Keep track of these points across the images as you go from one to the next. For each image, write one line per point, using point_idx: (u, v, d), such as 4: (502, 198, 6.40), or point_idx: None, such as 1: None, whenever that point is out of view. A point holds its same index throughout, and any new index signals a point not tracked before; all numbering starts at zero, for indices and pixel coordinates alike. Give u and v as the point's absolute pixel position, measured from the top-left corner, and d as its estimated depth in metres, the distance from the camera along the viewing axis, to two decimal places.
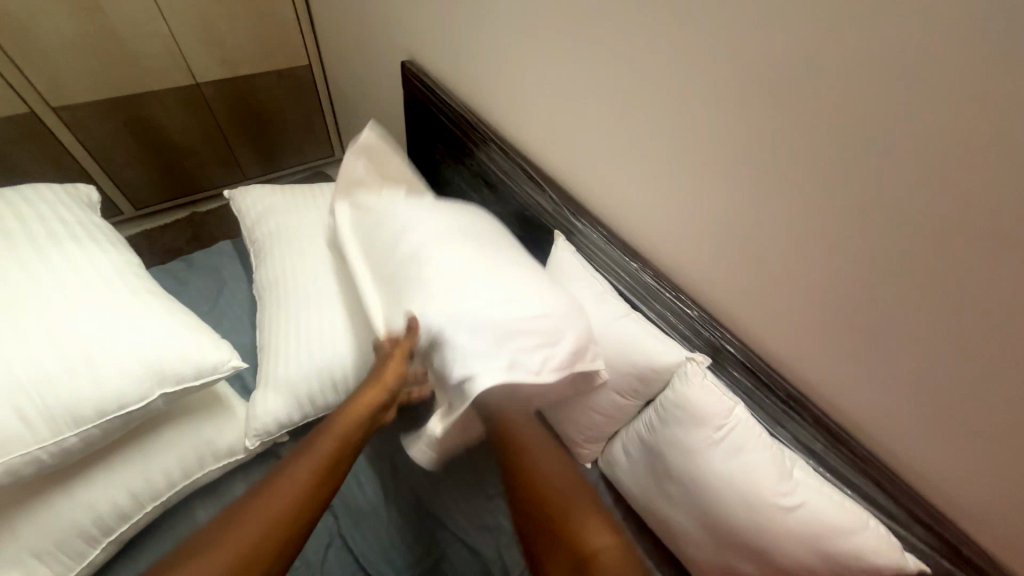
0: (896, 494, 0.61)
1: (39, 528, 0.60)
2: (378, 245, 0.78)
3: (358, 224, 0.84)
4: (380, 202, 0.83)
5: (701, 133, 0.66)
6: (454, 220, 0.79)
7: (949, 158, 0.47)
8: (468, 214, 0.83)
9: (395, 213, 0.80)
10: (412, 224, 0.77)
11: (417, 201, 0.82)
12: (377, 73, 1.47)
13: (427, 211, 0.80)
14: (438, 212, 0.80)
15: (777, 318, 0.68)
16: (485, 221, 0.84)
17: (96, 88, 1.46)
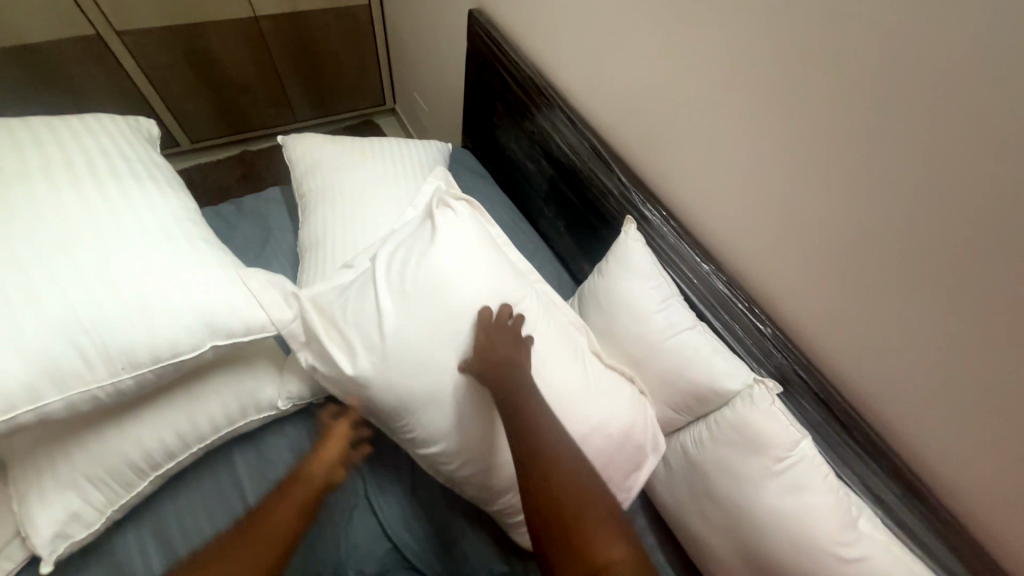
0: (977, 567, 0.54)
1: (94, 458, 0.62)
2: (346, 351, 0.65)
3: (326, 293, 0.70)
4: (357, 279, 0.69)
5: (816, 130, 0.56)
6: (440, 310, 0.64)
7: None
8: (458, 274, 0.66)
9: (370, 307, 0.65)
10: (392, 330, 0.64)
11: (400, 277, 0.66)
12: (439, 21, 1.37)
13: (410, 302, 0.64)
14: (414, 320, 0.64)
15: (863, 351, 0.60)
16: (482, 275, 0.67)
17: (158, 15, 1.42)
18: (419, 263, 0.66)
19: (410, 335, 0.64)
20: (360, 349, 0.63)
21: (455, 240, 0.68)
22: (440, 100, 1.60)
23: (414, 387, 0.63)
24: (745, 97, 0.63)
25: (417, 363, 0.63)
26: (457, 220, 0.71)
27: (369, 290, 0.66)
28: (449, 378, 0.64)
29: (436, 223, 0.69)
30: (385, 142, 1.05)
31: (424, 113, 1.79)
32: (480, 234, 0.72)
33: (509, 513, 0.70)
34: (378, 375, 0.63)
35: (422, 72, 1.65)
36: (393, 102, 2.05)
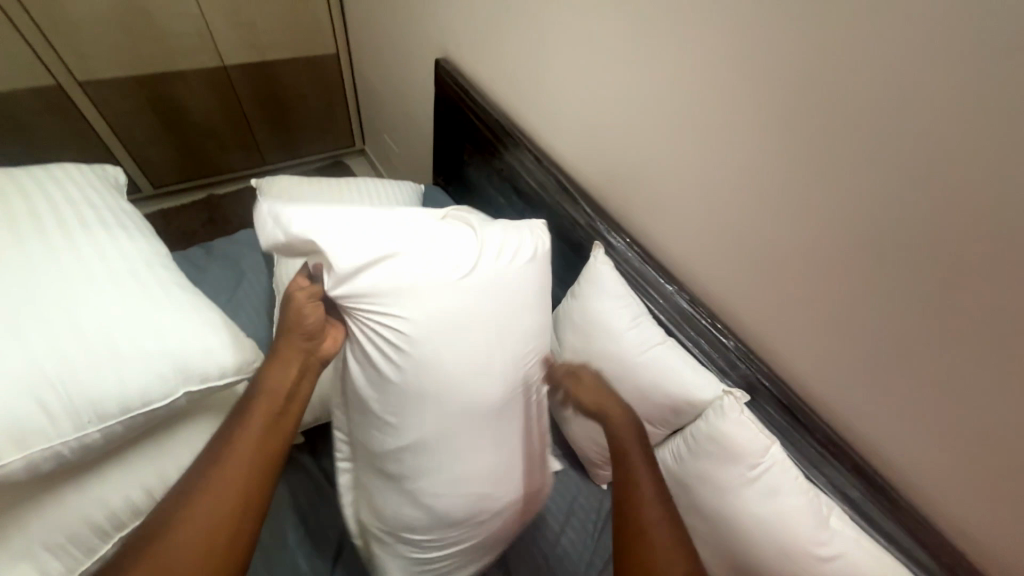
0: (932, 546, 0.59)
1: (52, 523, 0.58)
2: (377, 391, 0.66)
3: (345, 227, 0.61)
4: (410, 296, 0.62)
5: (753, 161, 0.64)
6: (490, 359, 0.67)
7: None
8: (512, 326, 0.69)
9: (428, 348, 0.63)
10: (442, 373, 0.64)
11: (455, 319, 0.64)
12: (407, 69, 1.45)
13: (463, 351, 0.65)
14: (450, 301, 0.64)
15: (815, 356, 0.66)
16: (530, 321, 0.72)
17: (124, 66, 1.44)
18: (477, 307, 0.66)
19: (445, 313, 0.64)
20: (398, 382, 0.64)
21: (517, 285, 0.70)
22: (409, 141, 1.66)
23: (441, 367, 0.64)
24: (691, 133, 0.70)
25: (447, 346, 0.64)
26: (512, 254, 0.70)
27: (427, 334, 0.63)
28: (471, 360, 0.65)
29: (503, 265, 0.68)
30: (358, 182, 1.09)
31: (394, 153, 1.84)
32: (539, 276, 0.73)
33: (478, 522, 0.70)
34: (413, 423, 0.65)
35: (391, 115, 1.71)
36: (362, 144, 2.10)
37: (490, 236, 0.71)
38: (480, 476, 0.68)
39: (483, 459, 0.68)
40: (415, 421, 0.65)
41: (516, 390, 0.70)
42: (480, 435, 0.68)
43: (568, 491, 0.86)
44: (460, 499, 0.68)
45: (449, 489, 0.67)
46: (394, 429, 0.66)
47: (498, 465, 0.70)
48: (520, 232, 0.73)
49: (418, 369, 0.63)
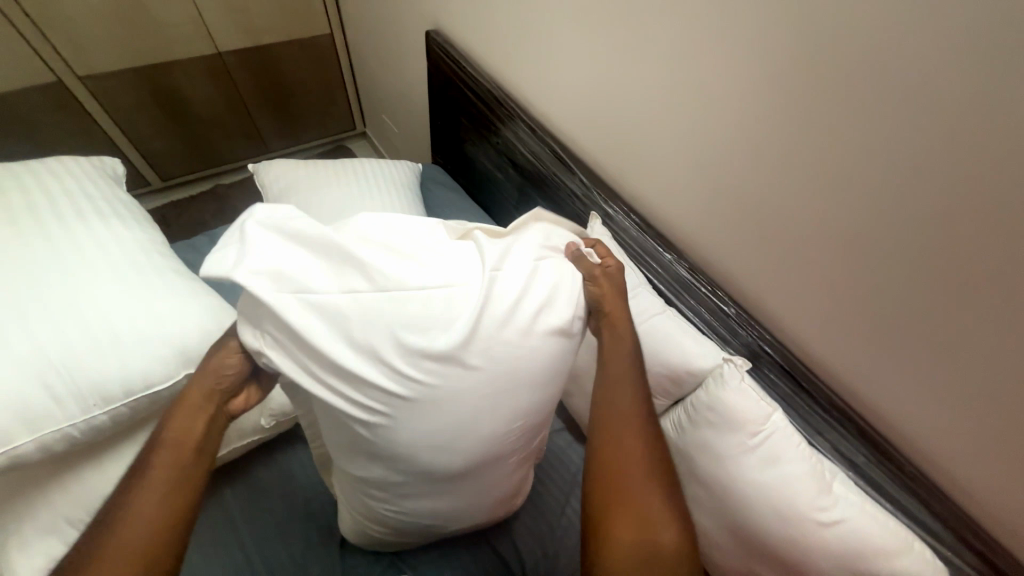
0: (944, 515, 0.57)
1: (73, 500, 0.61)
2: (352, 438, 0.53)
3: (315, 251, 0.48)
4: (393, 356, 0.47)
5: (753, 118, 0.60)
6: (479, 441, 0.53)
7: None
8: (512, 395, 0.53)
9: (410, 416, 0.50)
10: (420, 446, 0.51)
11: (444, 388, 0.49)
12: (401, 45, 1.41)
13: (448, 425, 0.51)
14: (432, 346, 0.47)
15: (820, 321, 0.63)
16: (534, 400, 0.55)
17: (122, 59, 1.44)
18: (473, 380, 0.50)
19: (432, 363, 0.48)
20: (370, 444, 0.52)
21: (526, 365, 0.52)
22: (409, 121, 1.63)
23: (432, 422, 0.50)
24: (689, 93, 0.66)
25: (436, 400, 0.49)
26: (524, 304, 0.52)
27: (407, 408, 0.49)
28: (465, 411, 0.51)
29: (513, 338, 0.51)
30: (355, 162, 1.07)
31: (394, 134, 1.82)
32: (564, 347, 0.55)
33: (472, 518, 0.68)
34: (394, 481, 0.56)
35: (389, 94, 1.68)
36: (363, 126, 2.07)
37: (518, 255, 0.55)
38: (474, 499, 0.63)
39: (481, 489, 0.61)
40: (399, 487, 0.57)
41: (536, 426, 0.59)
42: (480, 475, 0.59)
43: (572, 464, 0.86)
44: (451, 515, 0.64)
45: (438, 513, 0.63)
46: (375, 477, 0.57)
47: (477, 502, 0.64)
48: (541, 278, 0.54)
49: (403, 426, 0.50)
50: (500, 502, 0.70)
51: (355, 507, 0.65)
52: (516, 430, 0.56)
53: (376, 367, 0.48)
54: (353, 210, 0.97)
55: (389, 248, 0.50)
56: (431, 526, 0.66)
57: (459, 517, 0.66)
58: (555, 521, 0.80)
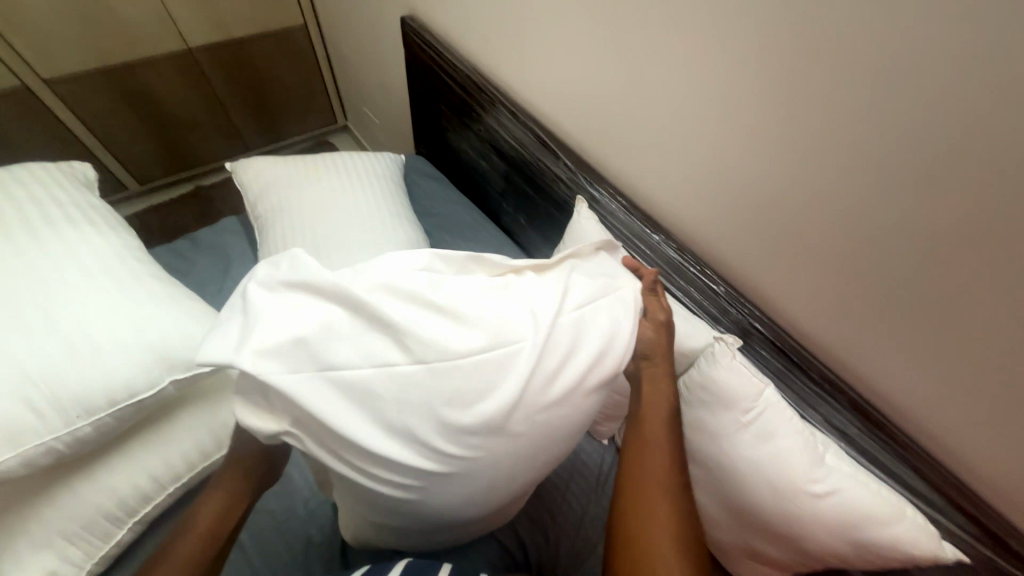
0: (935, 480, 0.57)
1: (64, 514, 0.60)
2: (375, 502, 0.51)
3: (337, 323, 0.44)
4: (431, 436, 0.44)
5: (734, 93, 0.59)
6: (506, 490, 0.53)
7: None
8: (546, 448, 0.51)
9: (443, 486, 0.47)
10: (450, 507, 0.50)
11: (482, 459, 0.47)
12: (376, 33, 1.37)
13: (479, 488, 0.49)
14: (471, 423, 0.44)
15: (809, 295, 0.63)
16: (562, 445, 0.54)
17: (88, 60, 1.39)
18: (511, 446, 0.47)
19: (473, 439, 0.45)
20: (396, 506, 0.50)
21: (564, 418, 0.50)
22: (389, 112, 1.59)
23: (468, 486, 0.48)
24: (670, 69, 0.65)
25: (474, 468, 0.47)
26: (566, 355, 0.49)
27: (443, 481, 0.47)
28: (501, 471, 0.49)
29: (558, 396, 0.48)
30: (334, 156, 1.05)
31: (376, 126, 1.78)
32: (601, 396, 0.53)
33: (483, 529, 0.70)
34: (416, 526, 0.56)
35: (368, 85, 1.64)
36: (344, 119, 2.03)
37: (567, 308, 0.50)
38: (489, 518, 0.64)
39: (496, 512, 0.62)
40: (417, 528, 0.57)
41: (558, 459, 0.58)
42: (499, 504, 0.59)
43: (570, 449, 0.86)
44: (465, 533, 0.66)
45: (455, 535, 0.64)
46: (397, 525, 0.56)
47: (492, 520, 0.66)
48: (585, 324, 0.51)
49: (436, 493, 0.48)
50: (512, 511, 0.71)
51: (360, 529, 0.64)
52: (540, 466, 0.55)
53: (410, 446, 0.44)
54: (334, 203, 0.95)
55: (428, 308, 0.46)
56: (448, 542, 0.68)
57: (472, 532, 0.68)
58: (556, 507, 0.80)
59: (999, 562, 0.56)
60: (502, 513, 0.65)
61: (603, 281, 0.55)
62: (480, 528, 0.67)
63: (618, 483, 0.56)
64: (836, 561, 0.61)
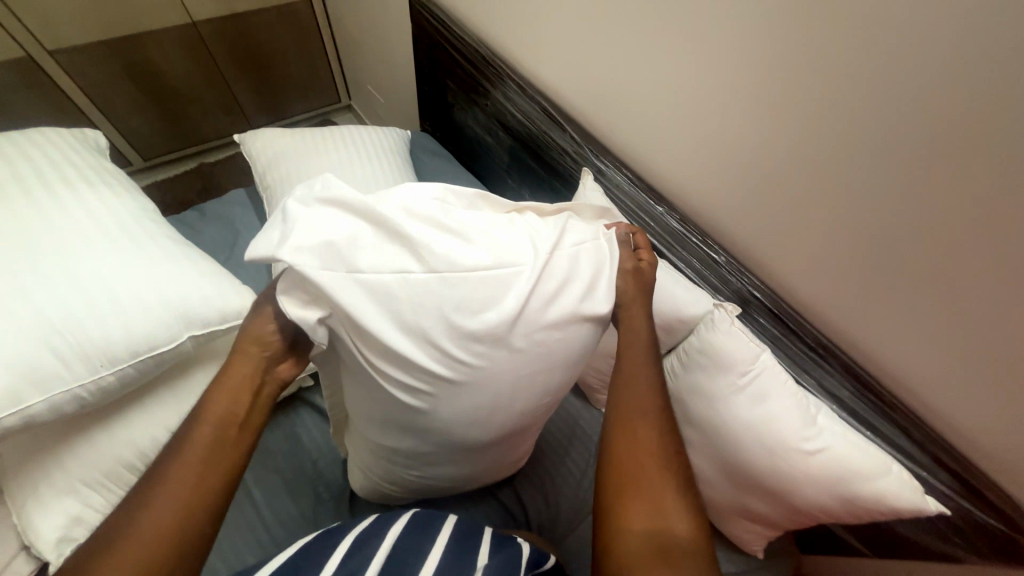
0: (921, 439, 0.60)
1: (87, 461, 0.63)
2: (391, 417, 0.55)
3: (362, 236, 0.47)
4: (442, 338, 0.48)
5: (741, 62, 0.60)
6: (511, 417, 0.56)
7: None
8: (546, 376, 0.54)
9: (453, 396, 0.51)
10: (459, 421, 0.54)
11: (490, 369, 0.50)
12: (382, 8, 1.37)
13: (489, 403, 0.53)
14: (478, 328, 0.48)
15: (807, 264, 0.65)
16: (562, 378, 0.57)
17: (91, 31, 1.38)
18: (515, 361, 0.51)
19: (481, 347, 0.49)
20: (410, 419, 0.54)
21: (562, 344, 0.53)
22: (393, 88, 1.59)
23: (475, 399, 0.52)
24: (680, 39, 0.65)
25: (481, 380, 0.50)
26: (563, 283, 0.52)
27: (455, 389, 0.50)
28: (504, 386, 0.52)
29: (557, 318, 0.51)
30: (341, 128, 1.06)
31: (380, 105, 1.78)
32: (596, 331, 0.56)
33: (482, 478, 0.72)
34: (424, 451, 0.59)
35: (372, 62, 1.63)
36: (347, 98, 2.02)
37: (566, 243, 0.54)
38: (488, 462, 0.66)
39: (495, 453, 0.65)
40: (425, 453, 0.59)
41: (556, 397, 0.61)
42: (499, 442, 0.61)
43: (570, 417, 0.89)
44: (467, 476, 0.69)
45: (457, 475, 0.67)
46: (408, 450, 0.60)
47: (492, 466, 0.69)
48: (581, 258, 0.54)
49: (447, 404, 0.52)
50: (513, 461, 0.75)
51: (380, 476, 0.67)
52: (538, 403, 0.58)
53: (426, 349, 0.48)
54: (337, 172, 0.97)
55: (440, 227, 0.49)
56: (450, 487, 0.71)
57: (472, 478, 0.70)
58: (557, 470, 0.83)
59: (978, 515, 0.59)
60: (501, 456, 0.68)
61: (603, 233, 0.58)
62: (479, 472, 0.69)
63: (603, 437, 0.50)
64: (823, 516, 0.64)
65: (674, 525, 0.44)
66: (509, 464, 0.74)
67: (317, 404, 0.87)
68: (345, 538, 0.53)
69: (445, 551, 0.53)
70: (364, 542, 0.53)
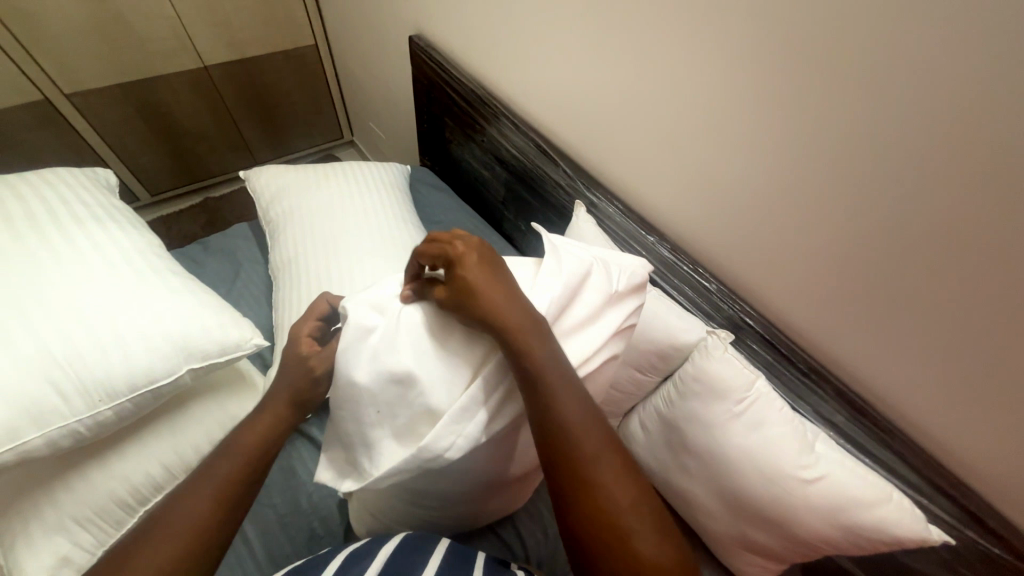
0: (918, 464, 0.60)
1: (80, 498, 0.63)
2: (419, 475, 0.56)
3: (400, 327, 0.54)
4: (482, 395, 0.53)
5: (721, 102, 0.64)
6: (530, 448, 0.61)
7: (1009, 114, 0.43)
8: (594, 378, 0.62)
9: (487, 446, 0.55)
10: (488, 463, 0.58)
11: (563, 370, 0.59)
12: (384, 52, 1.44)
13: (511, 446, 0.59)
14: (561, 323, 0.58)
15: (793, 290, 0.67)
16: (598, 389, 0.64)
17: (107, 75, 1.45)
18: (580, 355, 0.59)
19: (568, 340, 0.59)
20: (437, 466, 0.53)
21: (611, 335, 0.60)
22: (394, 124, 1.65)
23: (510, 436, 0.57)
24: (663, 81, 0.70)
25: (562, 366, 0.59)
26: (585, 323, 0.59)
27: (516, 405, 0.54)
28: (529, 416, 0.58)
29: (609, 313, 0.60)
30: (342, 165, 1.09)
31: (380, 140, 1.85)
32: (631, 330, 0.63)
33: (497, 513, 0.73)
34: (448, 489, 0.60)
35: (374, 101, 1.71)
36: (350, 134, 2.10)
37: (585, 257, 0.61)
38: (504, 496, 0.69)
39: (513, 483, 0.67)
40: (454, 493, 0.61)
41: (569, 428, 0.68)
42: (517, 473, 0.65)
43: None
44: (487, 511, 0.70)
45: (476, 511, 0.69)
46: (424, 490, 0.60)
47: (506, 503, 0.71)
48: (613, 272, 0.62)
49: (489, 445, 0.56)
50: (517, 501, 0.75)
51: (385, 508, 0.65)
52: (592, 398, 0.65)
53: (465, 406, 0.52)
54: (354, 190, 1.03)
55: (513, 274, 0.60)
56: (471, 522, 0.72)
57: (489, 512, 0.71)
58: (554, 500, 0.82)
59: (982, 544, 0.58)
60: (515, 491, 0.70)
61: (574, 247, 0.62)
62: (495, 507, 0.71)
63: (561, 493, 0.46)
64: (826, 547, 0.63)
65: (658, 559, 0.43)
66: (523, 494, 0.74)
67: (312, 436, 0.85)
68: (338, 555, 0.55)
69: (439, 567, 0.53)
70: (361, 553, 0.55)
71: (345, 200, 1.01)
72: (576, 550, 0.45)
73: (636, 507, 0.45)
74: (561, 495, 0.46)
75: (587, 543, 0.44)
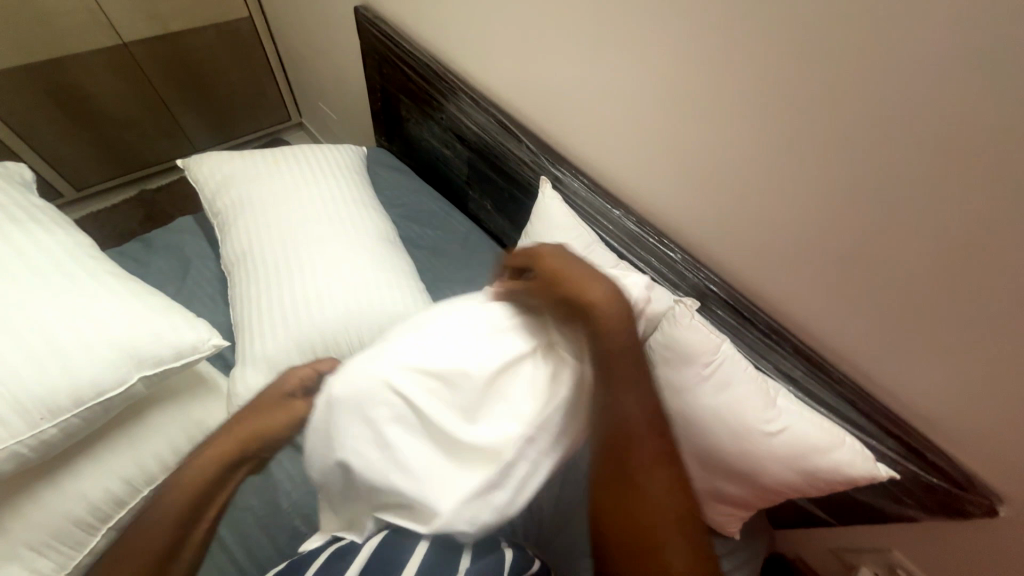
0: (867, 409, 0.65)
1: (32, 524, 0.58)
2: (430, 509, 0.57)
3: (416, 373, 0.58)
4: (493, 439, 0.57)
5: (678, 73, 0.64)
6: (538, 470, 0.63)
7: (945, 74, 0.45)
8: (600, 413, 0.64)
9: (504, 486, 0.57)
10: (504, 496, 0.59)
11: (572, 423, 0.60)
12: (329, 25, 1.34)
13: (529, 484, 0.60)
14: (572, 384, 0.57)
15: (753, 257, 0.70)
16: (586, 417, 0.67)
17: (6, 55, 1.28)
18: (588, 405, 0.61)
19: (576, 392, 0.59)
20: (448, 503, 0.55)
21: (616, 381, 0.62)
22: (345, 103, 1.56)
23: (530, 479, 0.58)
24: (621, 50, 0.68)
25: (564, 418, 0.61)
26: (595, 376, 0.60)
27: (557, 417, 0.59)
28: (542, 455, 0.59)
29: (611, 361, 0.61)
30: (291, 149, 1.02)
31: (332, 121, 1.75)
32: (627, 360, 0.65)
33: None
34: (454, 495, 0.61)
35: (321, 78, 1.60)
36: (299, 116, 1.98)
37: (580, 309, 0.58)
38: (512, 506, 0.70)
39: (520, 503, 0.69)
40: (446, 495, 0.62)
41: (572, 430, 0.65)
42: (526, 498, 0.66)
43: None
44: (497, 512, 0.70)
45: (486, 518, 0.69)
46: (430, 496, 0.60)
47: None
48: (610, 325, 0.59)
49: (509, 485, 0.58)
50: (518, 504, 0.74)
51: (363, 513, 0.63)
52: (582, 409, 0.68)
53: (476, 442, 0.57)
54: (314, 185, 0.96)
55: None
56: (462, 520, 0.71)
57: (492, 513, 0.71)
58: None
59: (922, 475, 0.64)
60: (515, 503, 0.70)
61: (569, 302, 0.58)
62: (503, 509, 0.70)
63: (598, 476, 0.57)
64: (787, 491, 0.68)
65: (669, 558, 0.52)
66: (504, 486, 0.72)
67: None
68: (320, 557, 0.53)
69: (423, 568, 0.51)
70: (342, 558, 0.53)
71: (300, 189, 0.94)
72: (607, 529, 0.55)
73: (665, 499, 0.55)
74: (606, 482, 0.56)
75: (614, 527, 0.54)
